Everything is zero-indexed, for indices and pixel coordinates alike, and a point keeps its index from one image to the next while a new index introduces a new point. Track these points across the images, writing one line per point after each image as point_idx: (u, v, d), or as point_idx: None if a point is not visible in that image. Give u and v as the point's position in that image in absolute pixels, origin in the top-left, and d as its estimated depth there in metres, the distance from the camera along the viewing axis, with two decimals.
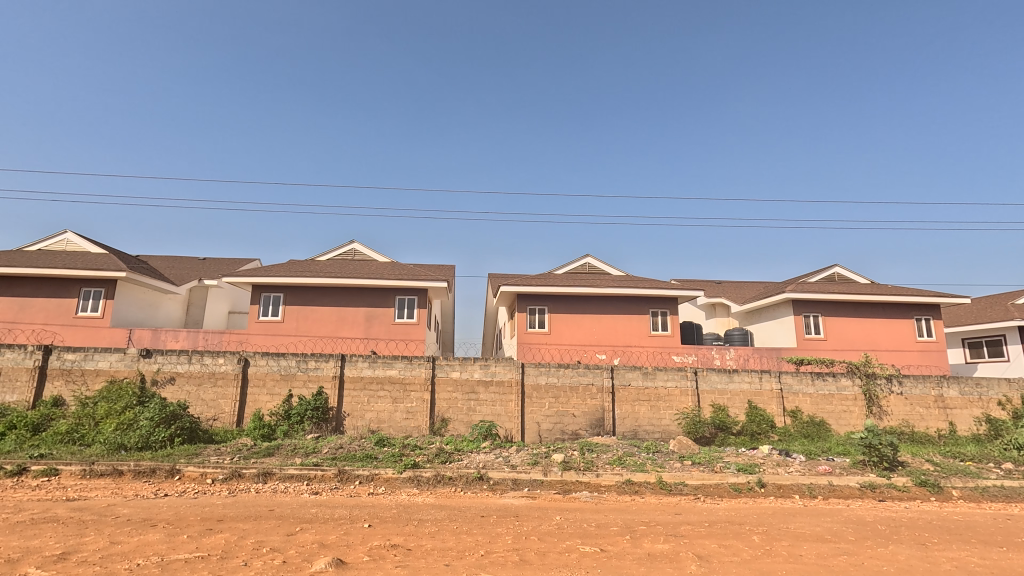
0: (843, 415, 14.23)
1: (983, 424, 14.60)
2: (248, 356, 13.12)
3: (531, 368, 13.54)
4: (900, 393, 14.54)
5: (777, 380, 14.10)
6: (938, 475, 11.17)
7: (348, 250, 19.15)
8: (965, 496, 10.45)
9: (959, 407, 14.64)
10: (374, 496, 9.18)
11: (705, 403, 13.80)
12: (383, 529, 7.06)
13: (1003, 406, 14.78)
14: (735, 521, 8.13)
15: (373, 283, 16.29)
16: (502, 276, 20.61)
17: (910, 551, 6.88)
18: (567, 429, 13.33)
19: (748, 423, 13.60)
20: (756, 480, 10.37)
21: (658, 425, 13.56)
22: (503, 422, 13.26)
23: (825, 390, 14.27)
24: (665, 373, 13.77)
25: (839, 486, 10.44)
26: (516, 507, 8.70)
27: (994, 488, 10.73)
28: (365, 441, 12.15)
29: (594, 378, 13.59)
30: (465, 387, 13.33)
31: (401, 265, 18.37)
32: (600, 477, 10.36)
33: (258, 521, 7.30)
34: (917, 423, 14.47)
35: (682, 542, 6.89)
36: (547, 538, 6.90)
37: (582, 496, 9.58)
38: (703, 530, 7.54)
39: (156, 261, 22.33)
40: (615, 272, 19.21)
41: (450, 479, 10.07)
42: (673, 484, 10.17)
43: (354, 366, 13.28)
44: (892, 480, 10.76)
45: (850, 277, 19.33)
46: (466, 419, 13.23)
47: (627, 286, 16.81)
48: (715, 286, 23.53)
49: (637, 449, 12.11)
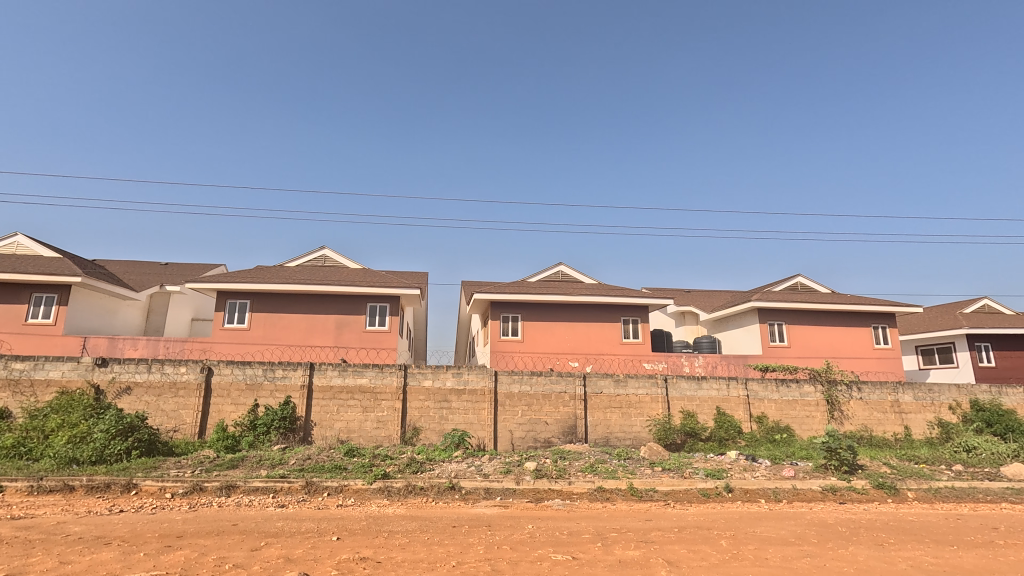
0: (806, 421, 14.70)
1: (935, 428, 15.27)
2: (212, 364, 12.71)
3: (505, 376, 13.54)
4: (860, 399, 15.10)
5: (744, 386, 14.51)
6: (894, 477, 11.66)
7: (319, 256, 18.78)
8: (919, 497, 10.90)
9: (913, 412, 15.30)
10: (343, 508, 8.97)
11: (676, 410, 14.05)
12: (352, 542, 6.92)
13: (954, 410, 15.51)
14: (705, 526, 8.28)
15: (344, 290, 15.98)
16: (475, 283, 20.57)
17: (868, 551, 7.16)
18: (540, 436, 13.35)
19: (717, 429, 13.91)
20: (724, 484, 10.61)
21: (630, 432, 13.71)
22: (475, 431, 13.15)
23: (789, 396, 14.72)
24: (636, 380, 13.98)
25: (803, 489, 10.77)
26: (489, 516, 8.66)
27: (945, 489, 11.23)
28: (334, 451, 11.91)
29: (566, 386, 13.67)
30: (437, 395, 13.22)
31: (374, 271, 18.14)
32: (572, 485, 10.40)
33: (221, 535, 7.06)
34: (875, 427, 15.04)
35: (653, 548, 6.97)
36: (520, 547, 6.89)
37: (555, 504, 9.61)
38: (672, 535, 7.63)
39: (115, 266, 21.49)
40: (588, 280, 19.42)
41: (422, 489, 9.92)
42: (644, 490, 10.32)
43: (323, 374, 12.99)
44: (852, 483, 11.15)
45: (813, 286, 20.07)
46: (438, 428, 13.10)
47: (599, 294, 17.00)
48: (685, 294, 24.01)
49: (609, 456, 12.23)
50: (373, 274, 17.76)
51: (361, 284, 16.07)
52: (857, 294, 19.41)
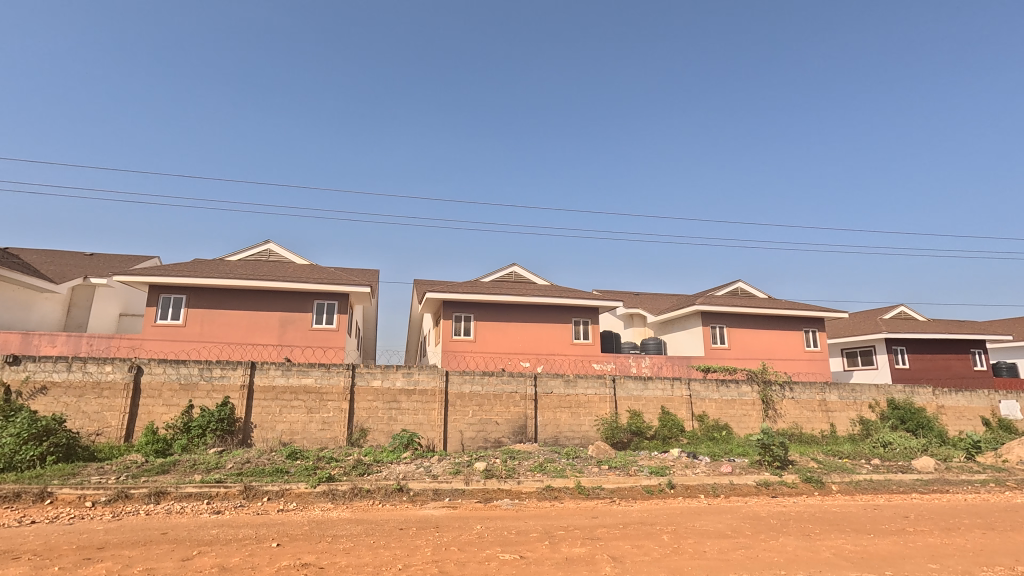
0: (743, 419, 15.46)
1: (857, 425, 16.45)
2: (142, 363, 11.90)
3: (456, 376, 13.46)
4: (791, 398, 16.05)
5: (687, 386, 15.10)
6: (820, 471, 12.47)
7: (263, 250, 17.98)
8: (842, 489, 11.72)
9: (838, 410, 16.42)
10: (284, 513, 8.63)
11: (623, 409, 14.44)
12: (293, 548, 6.67)
13: (873, 408, 16.76)
14: (648, 522, 8.55)
15: (290, 286, 15.38)
16: (428, 281, 20.32)
17: (796, 541, 7.63)
18: (490, 437, 13.36)
19: (661, 427, 14.40)
20: (667, 481, 11.00)
21: (578, 430, 13.96)
22: (425, 431, 12.98)
23: (728, 396, 15.44)
24: (586, 380, 14.24)
25: (739, 484, 11.33)
26: (437, 517, 8.57)
27: (864, 481, 12.14)
28: (275, 454, 11.43)
29: (517, 386, 13.75)
30: (386, 396, 12.96)
31: (322, 268, 17.57)
32: (521, 484, 10.47)
33: (148, 546, 6.62)
34: (805, 425, 16.03)
35: (598, 545, 7.13)
36: (467, 548, 6.86)
37: (503, 503, 9.63)
38: (617, 531, 7.84)
39: (31, 255, 19.73)
40: (540, 281, 19.62)
41: (368, 491, 9.69)
42: (591, 488, 10.53)
43: (265, 374, 12.44)
44: (783, 477, 11.84)
45: (751, 291, 21.16)
46: (387, 429, 12.84)
47: (551, 295, 17.21)
48: (633, 297, 24.71)
49: (557, 455, 12.40)
50: (321, 271, 17.19)
51: (308, 280, 15.51)
52: (790, 300, 20.63)
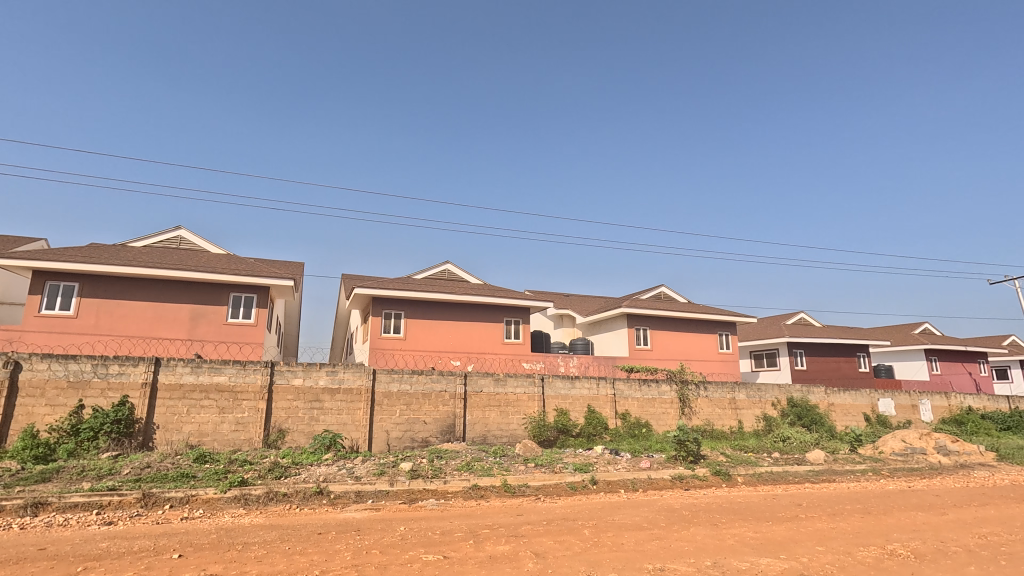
0: (662, 416, 16.30)
1: (761, 421, 17.86)
2: (21, 357, 10.57)
3: (384, 374, 13.11)
4: (705, 396, 17.14)
5: (612, 385, 15.69)
6: (728, 465, 13.44)
7: (173, 237, 16.56)
8: (746, 481, 12.69)
9: (746, 408, 17.76)
10: (189, 521, 7.99)
11: (550, 408, 14.75)
12: (197, 558, 6.19)
13: (776, 406, 18.26)
14: (570, 517, 8.80)
15: (203, 277, 14.26)
16: (356, 276, 19.64)
17: (704, 530, 8.16)
18: (417, 436, 13.14)
19: (586, 425, 14.87)
20: (590, 477, 11.37)
21: (506, 429, 14.07)
22: (349, 432, 12.53)
23: (648, 395, 16.21)
24: (515, 379, 14.39)
25: (656, 478, 11.94)
26: (359, 520, 8.30)
27: (765, 473, 13.22)
28: (181, 457, 10.56)
29: (447, 385, 13.64)
30: (308, 395, 12.37)
31: (240, 258, 16.46)
32: (447, 484, 10.39)
33: (20, 564, 5.87)
34: (716, 421, 17.18)
35: (521, 541, 7.23)
36: (390, 550, 6.71)
37: (429, 503, 9.51)
38: (540, 528, 8.00)
39: None
40: (473, 280, 19.58)
41: (285, 495, 9.21)
42: (516, 486, 10.67)
43: (171, 371, 11.46)
44: (696, 471, 12.63)
45: (673, 295, 22.36)
46: (308, 430, 12.26)
47: (484, 294, 17.23)
48: (564, 298, 25.31)
49: (485, 454, 12.44)
50: (240, 261, 16.10)
51: (224, 271, 14.46)
52: (707, 305, 22.03)
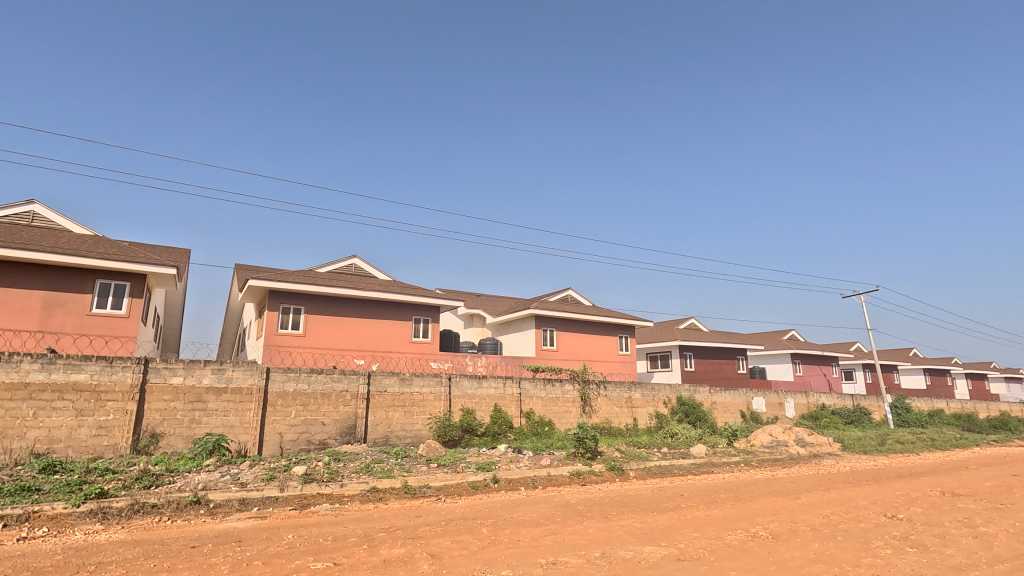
0: (564, 415, 16.89)
1: (653, 419, 19.15)
2: None
3: (279, 373, 12.28)
4: (605, 396, 18.04)
5: (517, 385, 15.98)
6: (622, 460, 14.24)
7: (24, 212, 14.28)
8: (637, 474, 13.54)
9: (640, 406, 18.95)
10: (27, 542, 6.89)
11: (456, 407, 14.70)
12: None
13: (666, 404, 19.66)
14: (469, 516, 8.83)
15: (61, 260, 12.42)
16: (252, 267, 18.21)
17: (596, 523, 8.57)
18: (314, 438, 12.46)
19: (491, 424, 15.00)
20: (491, 476, 11.48)
21: (411, 430, 13.78)
22: (236, 435, 11.56)
23: (552, 394, 16.73)
24: (422, 378, 14.16)
25: (555, 475, 12.35)
26: (241, 530, 7.69)
27: (654, 467, 14.19)
28: (23, 468, 9.11)
29: (349, 385, 13.08)
30: (189, 395, 11.25)
31: (112, 241, 14.58)
32: (343, 488, 9.95)
33: None
34: (614, 419, 18.14)
35: (417, 543, 7.11)
36: (274, 560, 6.28)
37: (321, 509, 9.04)
38: (438, 528, 7.93)
39: None
40: (382, 276, 18.98)
41: (154, 507, 8.30)
42: (417, 487, 10.48)
43: (14, 368, 9.86)
44: (592, 467, 13.24)
45: (579, 299, 23.29)
46: (187, 433, 11.13)
47: (392, 291, 16.77)
48: (475, 297, 25.36)
49: (386, 455, 12.09)
50: (111, 244, 14.26)
51: (90, 254, 12.71)
52: (610, 308, 23.21)
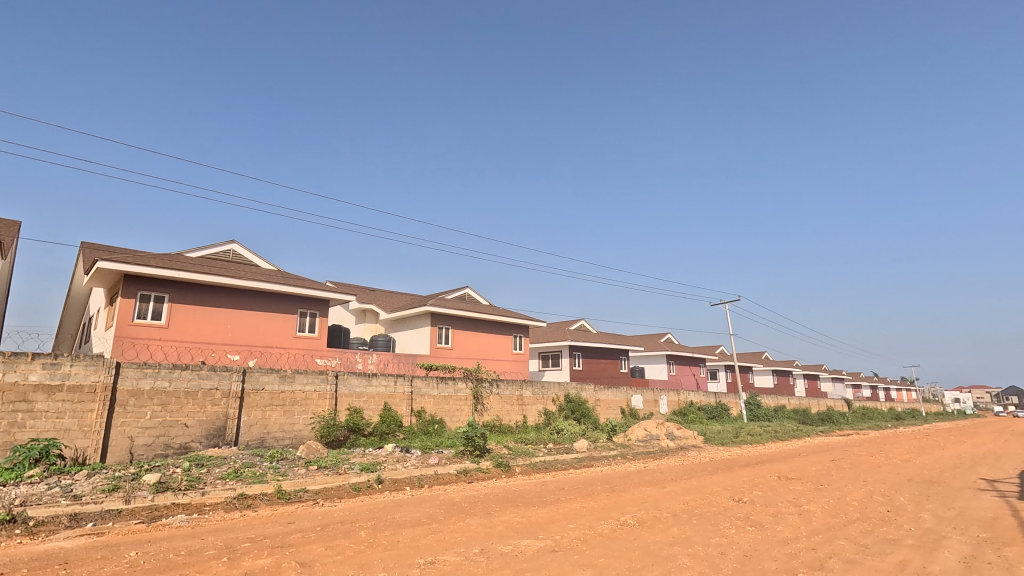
0: (456, 413, 16.86)
1: (542, 416, 19.84)
2: None
3: (132, 369, 10.81)
4: (497, 394, 18.32)
5: (409, 383, 15.64)
6: (509, 457, 14.56)
7: None
8: (523, 470, 13.93)
9: (530, 404, 19.52)
10: None
11: (342, 406, 14.02)
12: None
13: (555, 402, 20.46)
14: (348, 520, 8.46)
15: None
16: (104, 247, 15.85)
17: (478, 520, 8.65)
18: (174, 442, 11.16)
19: (380, 424, 14.53)
20: (376, 477, 11.10)
21: (290, 430, 12.87)
22: (71, 440, 9.93)
23: (445, 392, 16.63)
24: (305, 376, 13.31)
25: (442, 473, 12.27)
26: (68, 550, 6.61)
27: (539, 462, 14.70)
28: None
29: (219, 382, 11.91)
30: (9, 394, 9.48)
31: None
32: (205, 496, 9.02)
33: None
34: (504, 417, 18.49)
35: (286, 552, 6.64)
36: None
37: (176, 520, 8.09)
38: (312, 535, 7.48)
39: None
40: (265, 264, 17.53)
41: None
42: (292, 491, 9.81)
43: None
44: (480, 464, 13.37)
45: (476, 297, 23.43)
46: (4, 440, 9.35)
47: (275, 281, 15.56)
48: (369, 292, 24.42)
49: (259, 459, 11.17)
50: None
51: None
52: (506, 308, 23.63)
